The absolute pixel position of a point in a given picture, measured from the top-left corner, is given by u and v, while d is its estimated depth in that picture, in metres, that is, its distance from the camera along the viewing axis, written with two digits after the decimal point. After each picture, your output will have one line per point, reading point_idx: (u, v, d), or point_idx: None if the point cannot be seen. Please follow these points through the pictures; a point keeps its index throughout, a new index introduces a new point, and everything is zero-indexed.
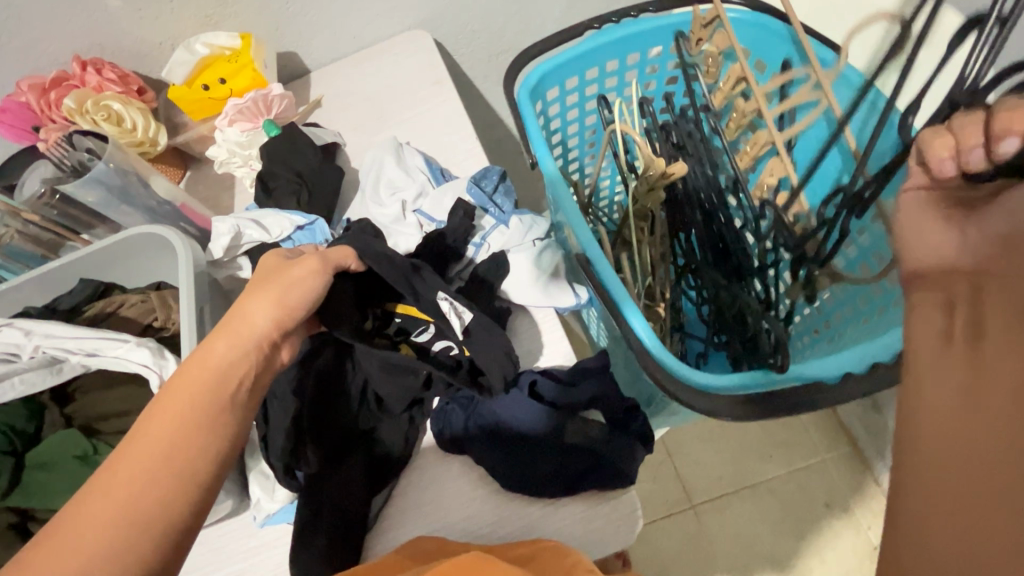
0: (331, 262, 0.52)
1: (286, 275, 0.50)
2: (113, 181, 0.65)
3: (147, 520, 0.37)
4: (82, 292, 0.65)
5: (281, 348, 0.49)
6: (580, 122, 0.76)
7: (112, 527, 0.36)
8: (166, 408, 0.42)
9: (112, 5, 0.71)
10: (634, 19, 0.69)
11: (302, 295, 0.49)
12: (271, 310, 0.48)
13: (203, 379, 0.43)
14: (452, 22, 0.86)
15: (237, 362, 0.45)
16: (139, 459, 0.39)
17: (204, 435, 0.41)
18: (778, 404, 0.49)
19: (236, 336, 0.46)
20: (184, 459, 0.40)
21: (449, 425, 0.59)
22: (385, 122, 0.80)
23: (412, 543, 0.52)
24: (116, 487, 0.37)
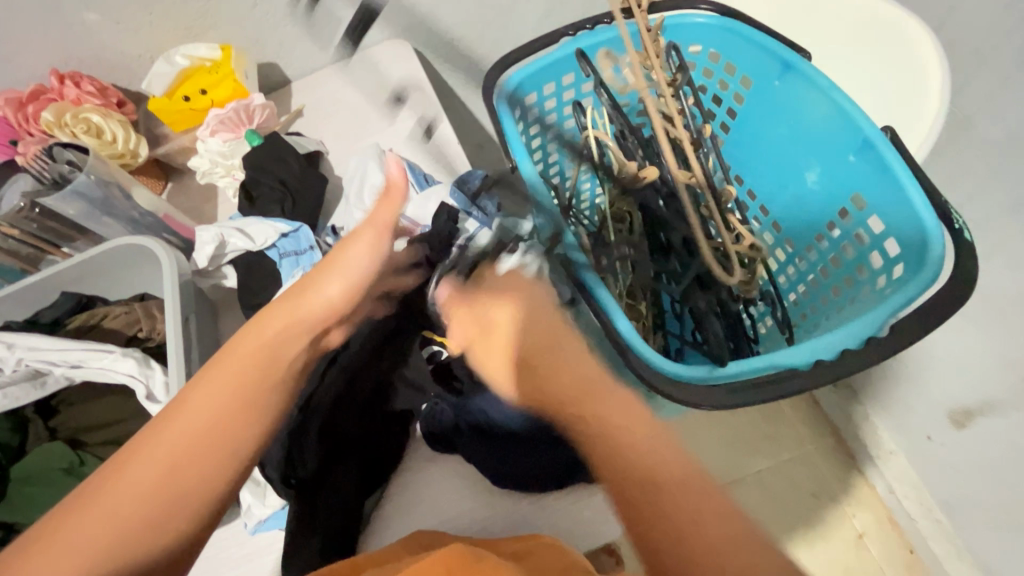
0: (379, 224, 0.52)
1: (342, 256, 0.52)
2: (95, 193, 0.65)
3: (191, 488, 0.40)
4: (64, 305, 0.64)
5: (331, 332, 0.53)
6: (558, 126, 0.78)
7: (155, 495, 0.39)
8: (215, 378, 0.44)
9: (91, 18, 0.71)
10: (607, 26, 0.71)
11: (361, 266, 0.52)
12: (336, 285, 0.52)
13: (253, 355, 0.46)
14: (432, 30, 0.88)
15: (290, 340, 0.49)
16: (188, 426, 0.41)
17: (251, 412, 0.44)
18: (749, 394, 0.51)
19: (291, 312, 0.50)
20: (228, 435, 0.42)
21: (438, 424, 0.60)
22: (367, 131, 0.81)
23: (418, 536, 0.53)
24: (162, 457, 0.40)
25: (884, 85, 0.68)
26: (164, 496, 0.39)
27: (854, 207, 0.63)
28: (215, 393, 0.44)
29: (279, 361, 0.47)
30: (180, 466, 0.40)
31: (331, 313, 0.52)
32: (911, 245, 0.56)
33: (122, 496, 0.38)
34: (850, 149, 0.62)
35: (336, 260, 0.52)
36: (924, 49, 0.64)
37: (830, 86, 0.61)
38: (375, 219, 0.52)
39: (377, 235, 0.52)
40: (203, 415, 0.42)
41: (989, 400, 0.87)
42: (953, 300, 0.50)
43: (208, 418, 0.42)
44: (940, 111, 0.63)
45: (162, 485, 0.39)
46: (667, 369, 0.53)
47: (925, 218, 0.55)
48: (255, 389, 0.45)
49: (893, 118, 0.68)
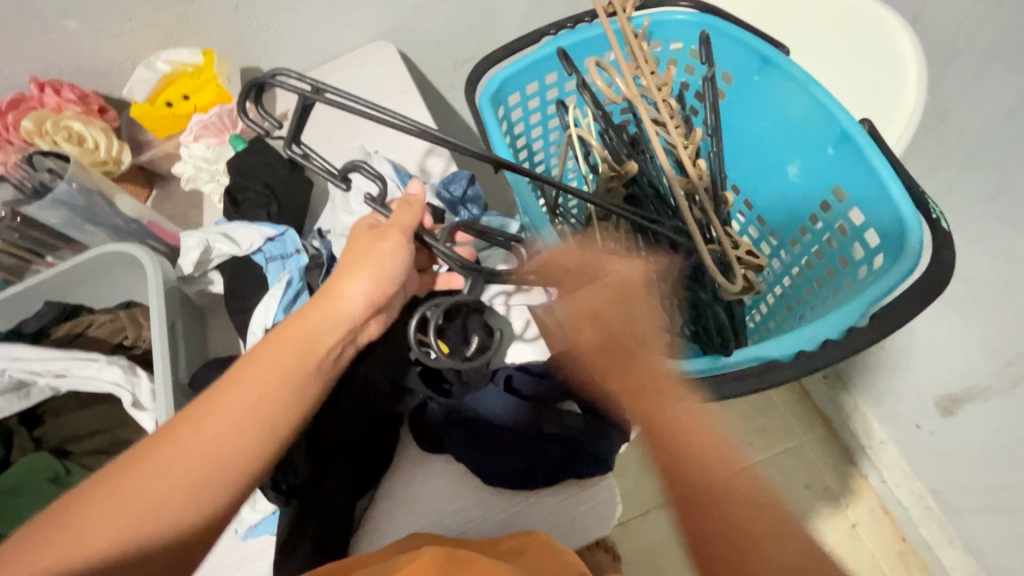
0: (400, 228, 0.47)
1: (374, 248, 0.47)
2: (77, 201, 0.65)
3: (220, 478, 0.40)
4: (48, 314, 0.64)
5: (371, 322, 0.50)
6: (543, 126, 0.79)
7: (200, 473, 0.40)
8: (261, 367, 0.43)
9: (70, 25, 0.71)
10: (588, 24, 0.71)
11: (397, 267, 0.48)
12: (366, 283, 0.47)
13: (293, 348, 0.45)
14: (416, 32, 0.88)
15: (329, 331, 0.46)
16: (226, 416, 0.41)
17: (287, 409, 0.43)
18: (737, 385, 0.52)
19: (332, 304, 0.47)
20: (270, 422, 0.43)
21: (427, 422, 0.61)
22: (352, 134, 0.81)
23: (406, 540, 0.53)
24: (205, 438, 0.40)
25: (862, 77, 0.69)
26: (208, 474, 0.40)
27: (835, 199, 0.64)
28: (260, 379, 0.43)
29: (319, 352, 0.46)
30: (227, 448, 0.41)
31: (370, 308, 0.48)
32: (889, 236, 0.57)
33: (170, 471, 0.39)
34: (829, 142, 0.63)
35: (364, 258, 0.47)
36: (902, 41, 0.64)
37: (807, 81, 0.62)
38: (397, 222, 0.48)
39: (404, 239, 0.48)
40: (246, 402, 0.42)
41: (975, 386, 0.88)
42: (932, 288, 0.50)
43: (253, 404, 0.42)
44: (919, 102, 0.64)
45: (208, 465, 0.40)
46: (655, 363, 0.54)
47: (903, 209, 0.55)
48: (297, 377, 0.44)
49: (873, 110, 0.68)
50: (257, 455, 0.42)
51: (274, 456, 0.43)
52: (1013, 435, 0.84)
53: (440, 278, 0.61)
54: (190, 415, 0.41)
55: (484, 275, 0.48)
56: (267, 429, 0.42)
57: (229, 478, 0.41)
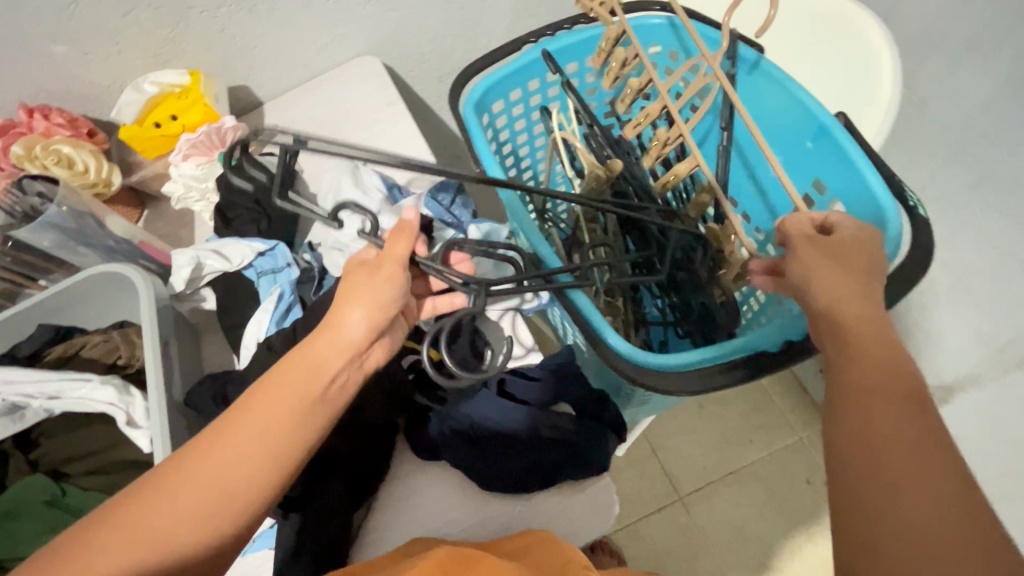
0: (395, 259, 0.49)
1: (372, 275, 0.49)
2: (68, 223, 0.65)
3: (231, 505, 0.40)
4: (41, 337, 0.64)
5: (376, 347, 0.50)
6: (528, 131, 0.80)
7: (210, 501, 0.40)
8: (270, 397, 0.44)
9: (56, 50, 0.71)
10: (569, 31, 0.73)
11: (395, 294, 0.49)
12: (365, 312, 0.48)
13: (300, 379, 0.45)
14: (401, 45, 0.89)
15: (334, 359, 0.47)
16: (238, 445, 0.42)
17: (293, 438, 0.44)
18: (734, 376, 0.53)
19: (336, 333, 0.47)
20: (279, 453, 0.43)
21: (424, 433, 0.60)
22: (341, 147, 0.83)
23: (412, 544, 0.53)
24: (217, 467, 0.41)
25: (839, 75, 0.70)
26: (218, 503, 0.40)
27: (817, 192, 0.65)
28: (266, 407, 0.44)
29: (326, 380, 0.46)
30: (233, 477, 0.41)
31: (372, 335, 0.48)
32: (869, 226, 0.58)
33: (180, 500, 0.39)
34: (807, 136, 0.64)
35: (362, 286, 0.48)
36: (876, 38, 0.65)
37: (783, 77, 0.63)
38: (392, 252, 0.49)
39: (400, 268, 0.49)
40: (257, 430, 0.43)
41: (970, 373, 0.89)
42: (914, 275, 0.51)
43: (263, 434, 0.43)
44: (894, 97, 0.65)
45: (213, 494, 0.40)
46: (649, 361, 0.53)
47: (881, 198, 0.56)
48: (306, 407, 0.45)
49: (850, 107, 0.70)
50: (264, 484, 0.42)
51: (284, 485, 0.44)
52: (1011, 421, 0.85)
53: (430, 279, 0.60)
54: (201, 446, 0.42)
55: (488, 282, 0.53)
56: (274, 461, 0.43)
57: (238, 507, 0.41)
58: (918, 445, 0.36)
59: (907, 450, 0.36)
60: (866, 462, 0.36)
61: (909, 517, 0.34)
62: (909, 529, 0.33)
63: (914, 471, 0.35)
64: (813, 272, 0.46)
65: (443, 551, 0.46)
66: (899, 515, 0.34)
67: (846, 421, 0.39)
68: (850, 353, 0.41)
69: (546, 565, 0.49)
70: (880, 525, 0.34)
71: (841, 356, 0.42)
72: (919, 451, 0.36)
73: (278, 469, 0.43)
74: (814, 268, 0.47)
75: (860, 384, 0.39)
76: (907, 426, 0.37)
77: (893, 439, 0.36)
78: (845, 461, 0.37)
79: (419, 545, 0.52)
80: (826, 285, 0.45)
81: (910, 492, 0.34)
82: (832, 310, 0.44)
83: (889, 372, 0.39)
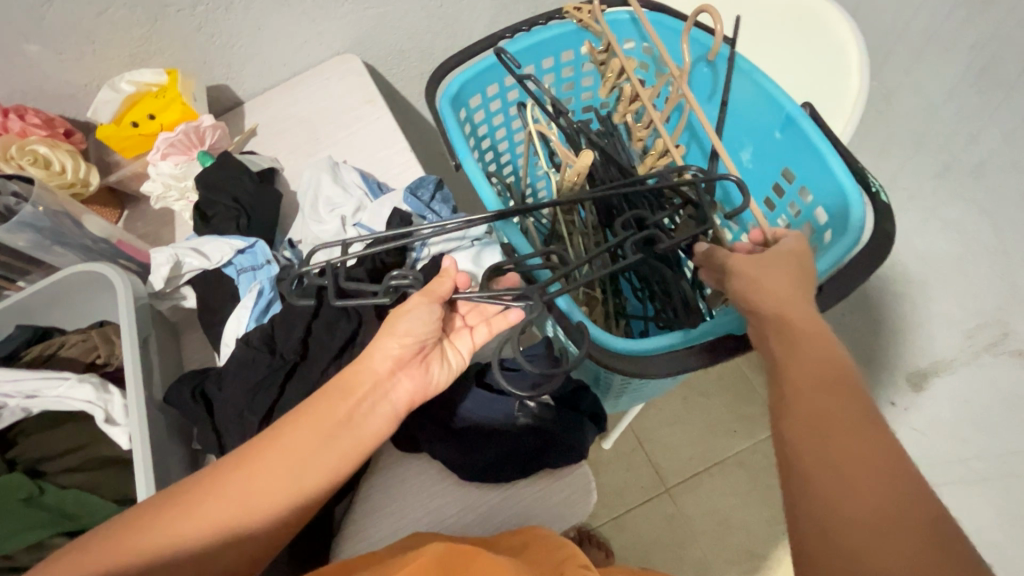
0: (435, 294, 0.51)
1: (399, 310, 0.52)
2: (44, 223, 0.64)
3: (244, 516, 0.44)
4: (20, 338, 0.64)
5: (402, 381, 0.52)
6: (507, 126, 0.81)
7: (237, 511, 0.44)
8: (296, 419, 0.48)
9: (30, 50, 0.71)
10: (543, 26, 0.74)
11: (422, 327, 0.51)
12: (393, 344, 0.51)
13: (323, 402, 0.49)
14: (380, 43, 0.90)
15: (354, 382, 0.51)
16: (260, 460, 0.46)
17: (310, 459, 0.47)
18: (709, 360, 0.53)
19: (359, 365, 0.51)
20: (296, 472, 0.46)
21: (405, 425, 0.61)
22: (321, 144, 0.83)
23: (403, 540, 0.54)
24: (242, 482, 0.45)
25: (808, 69, 0.72)
26: (236, 514, 0.44)
27: (786, 181, 0.66)
28: (297, 430, 0.48)
29: (347, 403, 0.49)
30: (256, 491, 0.45)
31: (395, 366, 0.52)
32: (836, 212, 0.59)
33: (201, 511, 0.43)
34: (776, 127, 0.65)
35: (392, 321, 0.52)
36: (842, 31, 0.67)
37: (752, 70, 0.65)
38: (433, 291, 0.52)
39: (429, 302, 0.51)
40: (281, 449, 0.47)
41: (943, 359, 0.91)
42: (879, 259, 0.52)
43: (281, 453, 0.47)
44: (861, 89, 0.66)
45: (235, 505, 0.44)
46: (624, 347, 0.54)
47: (846, 185, 0.57)
48: (327, 430, 0.48)
49: (819, 98, 0.71)
50: (277, 498, 0.45)
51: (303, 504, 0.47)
52: (985, 406, 0.87)
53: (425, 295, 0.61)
54: (231, 465, 0.46)
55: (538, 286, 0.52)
56: (292, 480, 0.46)
57: (254, 518, 0.45)
58: (852, 421, 0.38)
59: (845, 426, 0.38)
60: (814, 439, 0.38)
61: (851, 489, 0.35)
62: (851, 502, 0.35)
63: (855, 440, 0.37)
64: (756, 276, 0.49)
65: (439, 548, 0.46)
66: (840, 486, 0.36)
67: (790, 400, 0.41)
68: (789, 340, 0.44)
69: (544, 561, 0.50)
70: (825, 499, 0.36)
71: (783, 345, 0.44)
72: (856, 428, 0.38)
73: (298, 488, 0.46)
74: (757, 273, 0.49)
75: (798, 368, 0.43)
76: (843, 405, 0.39)
77: (826, 417, 0.39)
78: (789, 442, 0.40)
79: (414, 540, 0.53)
80: (769, 285, 0.47)
81: (851, 462, 0.36)
82: (777, 310, 0.46)
83: (824, 355, 0.43)
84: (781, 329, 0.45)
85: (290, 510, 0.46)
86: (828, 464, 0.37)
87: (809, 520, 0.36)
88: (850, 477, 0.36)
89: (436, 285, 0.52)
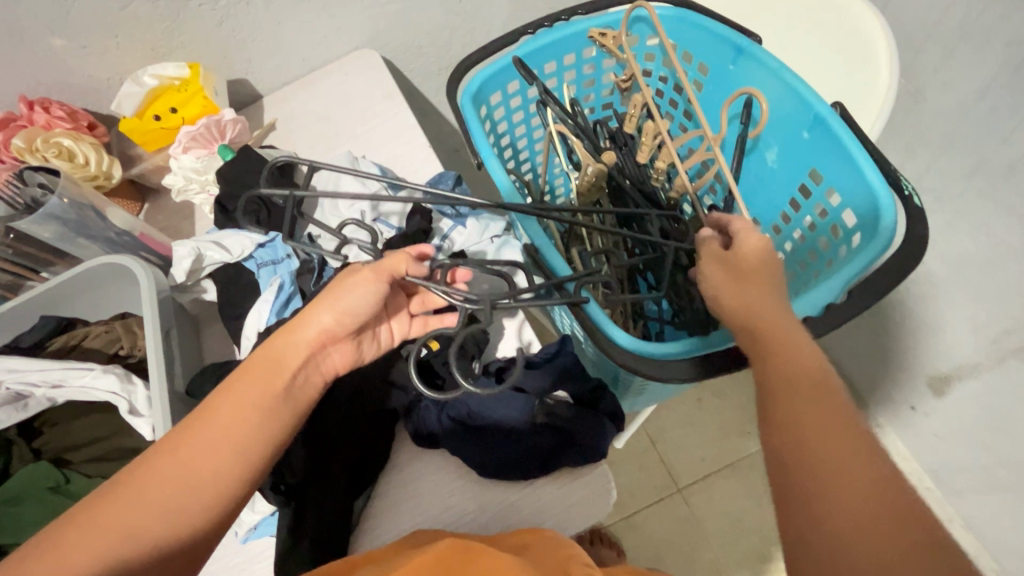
0: (385, 271, 0.50)
1: (343, 282, 0.49)
2: (69, 215, 0.65)
3: (196, 492, 0.40)
4: (44, 328, 0.65)
5: (332, 352, 0.51)
6: (526, 124, 0.80)
7: (185, 492, 0.40)
8: (233, 393, 0.45)
9: (56, 43, 0.72)
10: (566, 22, 0.73)
11: (360, 302, 0.49)
12: (327, 315, 0.49)
13: (265, 374, 0.46)
14: (400, 39, 0.89)
15: (297, 354, 0.48)
16: (207, 437, 0.43)
17: (262, 435, 0.44)
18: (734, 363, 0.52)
19: (291, 331, 0.48)
20: (246, 446, 0.43)
21: (424, 422, 0.60)
22: (340, 138, 0.83)
23: (416, 535, 0.54)
24: (187, 461, 0.41)
25: (837, 66, 0.71)
26: (190, 495, 0.40)
27: (813, 182, 0.65)
28: (236, 404, 0.44)
29: (287, 371, 0.47)
30: (203, 470, 0.41)
31: (327, 339, 0.50)
32: (866, 215, 0.58)
33: (148, 496, 0.39)
34: (804, 126, 0.64)
35: (332, 291, 0.49)
36: (873, 29, 0.66)
37: (780, 69, 0.64)
38: (383, 267, 0.50)
39: (375, 277, 0.50)
40: (224, 423, 0.43)
41: (964, 365, 0.91)
42: (912, 261, 0.51)
43: (229, 425, 0.43)
44: (891, 85, 0.65)
45: (180, 487, 0.40)
46: (643, 349, 0.54)
47: (877, 188, 0.56)
48: (272, 403, 0.45)
49: (846, 96, 0.70)
50: (233, 478, 0.42)
51: (255, 482, 0.44)
52: (1005, 411, 0.87)
53: (414, 297, 0.58)
54: (171, 445, 0.42)
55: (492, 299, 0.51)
56: (243, 453, 0.43)
57: (208, 496, 0.41)
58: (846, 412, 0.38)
59: (826, 415, 0.37)
60: (801, 424, 0.37)
61: (832, 472, 0.34)
62: (838, 492, 0.34)
63: (833, 425, 0.37)
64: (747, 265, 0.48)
65: (442, 546, 0.47)
66: (828, 478, 0.34)
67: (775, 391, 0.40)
68: (775, 335, 0.44)
69: (550, 560, 0.49)
70: (821, 484, 0.34)
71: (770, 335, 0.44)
72: (836, 417, 0.37)
73: (251, 462, 0.43)
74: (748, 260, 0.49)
75: (787, 361, 0.41)
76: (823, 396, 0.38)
77: (805, 401, 0.38)
78: (782, 428, 0.38)
79: (422, 537, 0.53)
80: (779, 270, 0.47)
81: (836, 446, 0.35)
82: (773, 307, 0.45)
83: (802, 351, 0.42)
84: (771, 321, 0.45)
85: (246, 485, 0.43)
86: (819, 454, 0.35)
87: (793, 508, 0.35)
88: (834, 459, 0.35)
89: (391, 260, 0.51)
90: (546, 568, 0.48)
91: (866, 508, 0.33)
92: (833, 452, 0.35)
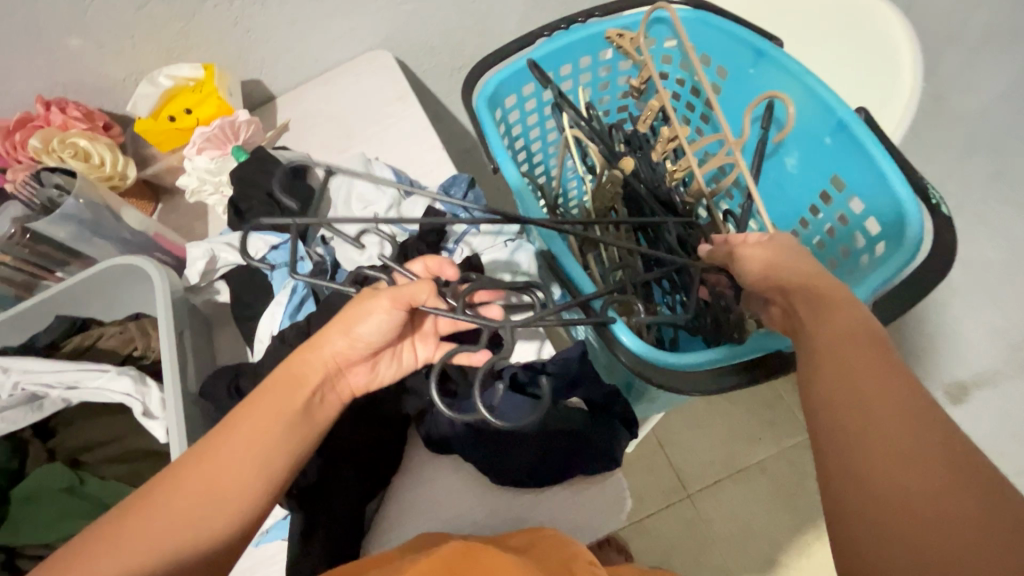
0: (405, 299, 0.45)
1: (359, 304, 0.47)
2: (84, 215, 0.65)
3: (217, 504, 0.41)
4: (60, 328, 0.65)
5: (349, 373, 0.50)
6: (541, 126, 0.79)
7: (206, 505, 0.40)
8: (252, 409, 0.44)
9: (73, 44, 0.72)
10: (582, 24, 0.72)
11: (371, 330, 0.47)
12: (341, 339, 0.47)
13: (283, 391, 0.45)
14: (413, 39, 0.89)
15: (313, 369, 0.47)
16: (228, 450, 0.42)
17: (280, 444, 0.44)
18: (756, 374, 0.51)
19: (310, 350, 0.47)
20: (265, 460, 0.43)
21: (436, 426, 0.59)
22: (353, 139, 0.83)
23: (424, 535, 0.54)
24: (208, 472, 0.41)
25: (860, 69, 0.69)
26: (211, 509, 0.40)
27: (834, 188, 0.64)
28: (254, 420, 0.44)
29: (304, 391, 0.46)
30: (223, 483, 0.41)
31: (343, 363, 0.49)
32: (891, 223, 0.57)
33: (169, 507, 0.39)
34: (826, 132, 0.63)
35: (345, 313, 0.47)
36: (897, 30, 0.65)
37: (802, 73, 0.63)
38: (401, 296, 0.45)
39: (395, 305, 0.46)
40: (245, 438, 0.43)
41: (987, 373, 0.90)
42: (939, 270, 0.50)
43: (247, 440, 0.43)
44: (915, 87, 0.64)
45: (200, 499, 0.40)
46: (662, 361, 0.53)
47: (902, 195, 0.55)
48: (290, 420, 0.45)
49: (869, 98, 0.69)
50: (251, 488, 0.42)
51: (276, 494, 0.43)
52: None
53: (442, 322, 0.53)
54: (193, 457, 0.42)
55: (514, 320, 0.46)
56: (262, 468, 0.43)
57: (228, 510, 0.41)
58: (896, 374, 0.36)
59: (873, 376, 0.36)
60: (844, 383, 0.36)
61: (872, 429, 0.34)
62: (879, 448, 0.33)
63: (879, 386, 0.35)
64: (777, 261, 0.47)
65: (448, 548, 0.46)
66: (870, 437, 0.34)
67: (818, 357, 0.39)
68: (817, 307, 0.42)
69: (553, 558, 0.49)
70: (857, 440, 0.34)
71: (810, 308, 0.42)
72: (883, 378, 0.36)
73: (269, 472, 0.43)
74: (778, 258, 0.47)
75: (832, 329, 0.40)
76: (872, 358, 0.37)
77: (848, 361, 0.37)
78: (821, 391, 0.37)
79: (428, 538, 0.53)
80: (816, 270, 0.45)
81: (877, 403, 0.35)
82: (809, 288, 0.44)
83: (850, 318, 0.40)
84: (807, 303, 0.43)
85: (263, 491, 0.43)
86: (861, 412, 0.35)
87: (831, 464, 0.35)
88: (876, 418, 0.34)
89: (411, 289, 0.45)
90: (549, 568, 0.47)
91: (905, 463, 0.32)
92: (876, 411, 0.34)
